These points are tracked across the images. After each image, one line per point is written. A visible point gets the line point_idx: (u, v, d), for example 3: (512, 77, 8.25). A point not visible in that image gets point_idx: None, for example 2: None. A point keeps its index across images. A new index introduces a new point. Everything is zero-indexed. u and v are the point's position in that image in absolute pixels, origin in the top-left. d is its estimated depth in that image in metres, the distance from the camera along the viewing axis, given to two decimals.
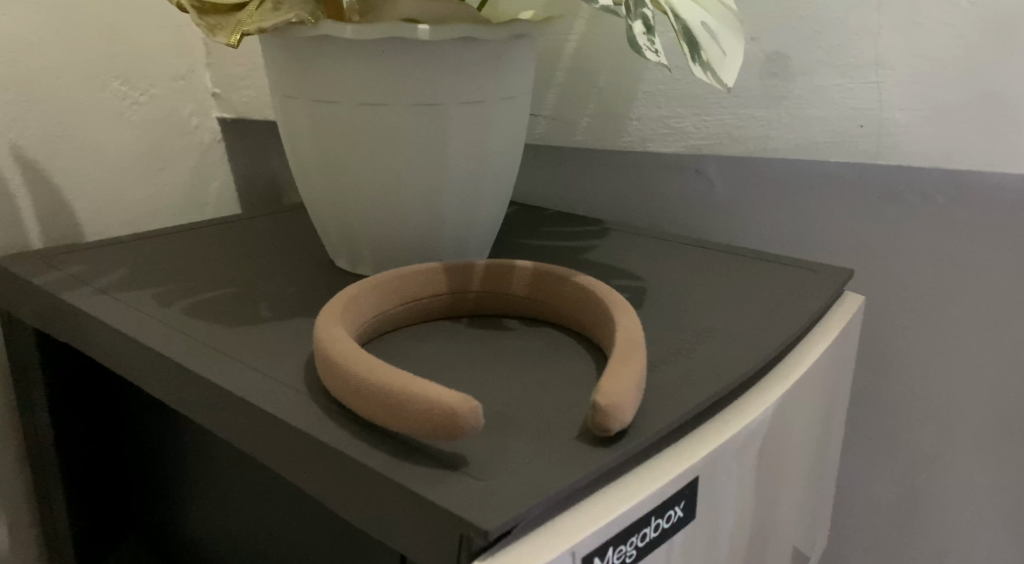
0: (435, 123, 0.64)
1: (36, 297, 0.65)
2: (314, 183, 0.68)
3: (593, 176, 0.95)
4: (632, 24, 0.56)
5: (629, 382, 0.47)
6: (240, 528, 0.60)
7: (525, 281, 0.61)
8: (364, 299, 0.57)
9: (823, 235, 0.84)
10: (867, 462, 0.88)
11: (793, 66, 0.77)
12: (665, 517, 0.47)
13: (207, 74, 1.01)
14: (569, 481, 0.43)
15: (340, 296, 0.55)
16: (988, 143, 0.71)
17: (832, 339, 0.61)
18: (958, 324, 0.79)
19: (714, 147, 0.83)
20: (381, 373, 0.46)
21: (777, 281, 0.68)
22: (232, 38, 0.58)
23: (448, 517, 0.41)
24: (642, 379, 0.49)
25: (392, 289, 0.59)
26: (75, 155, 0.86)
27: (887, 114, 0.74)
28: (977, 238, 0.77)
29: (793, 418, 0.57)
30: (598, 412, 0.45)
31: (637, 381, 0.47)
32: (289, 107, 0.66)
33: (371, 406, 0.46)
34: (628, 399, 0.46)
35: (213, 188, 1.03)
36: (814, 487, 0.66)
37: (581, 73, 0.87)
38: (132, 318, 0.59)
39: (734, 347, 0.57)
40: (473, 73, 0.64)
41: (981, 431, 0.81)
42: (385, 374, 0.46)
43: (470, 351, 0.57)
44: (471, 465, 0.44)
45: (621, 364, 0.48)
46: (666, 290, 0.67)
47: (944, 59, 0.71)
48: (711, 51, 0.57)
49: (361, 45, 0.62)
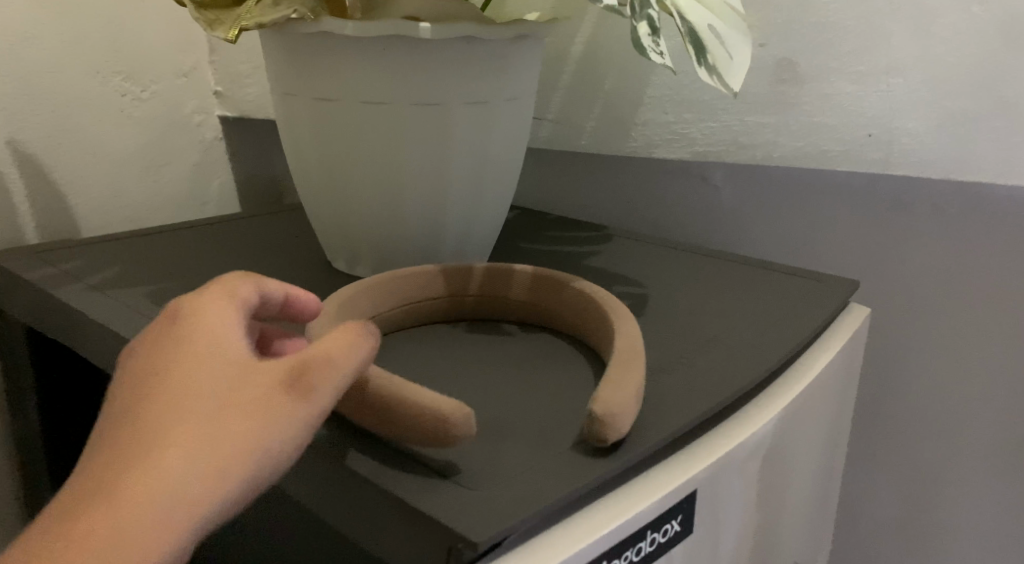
0: (437, 123, 0.63)
1: (28, 293, 0.65)
2: (313, 182, 0.67)
3: (597, 182, 0.94)
4: (637, 25, 0.54)
5: (627, 391, 0.45)
6: (229, 531, 0.59)
7: (524, 285, 0.60)
8: (359, 300, 0.56)
9: (830, 246, 0.82)
10: (871, 476, 0.86)
11: (803, 72, 0.76)
12: (661, 531, 0.45)
13: (211, 72, 1.00)
14: (565, 492, 0.42)
15: (335, 297, 0.54)
16: (999, 154, 0.70)
17: (837, 352, 0.60)
18: (966, 338, 0.78)
19: (720, 154, 0.82)
20: (367, 373, 0.44)
21: (781, 290, 0.67)
22: (231, 33, 0.56)
23: (437, 526, 0.40)
24: (641, 388, 0.47)
25: (388, 290, 0.58)
26: (75, 150, 0.85)
27: (897, 123, 0.73)
28: (987, 252, 0.75)
29: (796, 433, 0.56)
30: (594, 421, 0.44)
31: (636, 392, 0.46)
32: (289, 105, 0.65)
33: (362, 411, 0.45)
34: (626, 409, 0.45)
35: (214, 187, 1.02)
36: (818, 499, 0.64)
37: (586, 76, 0.86)
38: (123, 316, 0.58)
39: (737, 357, 0.55)
40: (475, 72, 0.63)
41: (988, 449, 0.79)
42: (372, 375, 0.44)
43: (466, 356, 0.56)
44: (462, 474, 0.43)
45: (620, 373, 0.47)
46: (668, 298, 0.66)
47: (956, 67, 0.69)
48: (718, 55, 0.56)
49: (362, 42, 0.60)
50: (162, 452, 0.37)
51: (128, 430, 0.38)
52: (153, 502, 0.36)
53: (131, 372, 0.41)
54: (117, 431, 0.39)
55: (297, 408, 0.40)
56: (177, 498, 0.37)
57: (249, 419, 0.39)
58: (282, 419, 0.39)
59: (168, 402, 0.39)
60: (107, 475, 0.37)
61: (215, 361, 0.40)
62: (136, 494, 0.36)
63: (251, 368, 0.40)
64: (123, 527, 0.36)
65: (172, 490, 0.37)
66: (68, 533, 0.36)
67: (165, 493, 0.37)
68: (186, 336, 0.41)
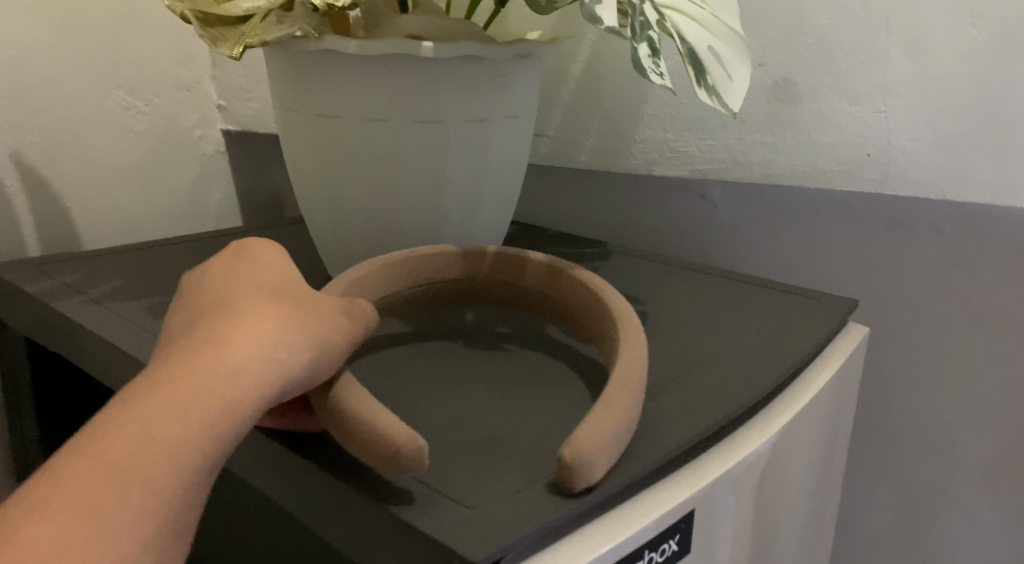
0: (437, 140, 0.64)
1: (28, 306, 0.65)
2: (313, 199, 0.68)
3: (597, 198, 0.94)
4: (637, 46, 0.55)
5: (603, 438, 0.43)
6: (226, 546, 0.59)
7: (529, 273, 0.62)
8: (371, 278, 0.58)
9: (827, 264, 0.83)
10: (869, 495, 0.86)
11: (801, 92, 0.76)
12: (659, 550, 0.45)
13: (213, 86, 1.00)
14: (565, 509, 0.42)
15: (347, 273, 0.56)
16: (996, 173, 0.70)
17: (835, 371, 0.60)
18: (963, 357, 0.78)
19: (719, 172, 0.83)
20: (365, 408, 0.44)
21: (779, 308, 0.67)
22: (236, 50, 0.57)
23: (437, 545, 0.40)
24: (628, 420, 0.46)
25: (400, 272, 0.60)
26: (76, 162, 0.86)
27: (894, 143, 0.74)
28: (985, 271, 0.75)
29: (793, 452, 0.56)
30: (564, 467, 0.42)
31: (613, 437, 0.44)
32: (291, 121, 0.66)
33: (346, 439, 0.44)
34: (595, 461, 0.43)
35: (215, 200, 1.03)
36: (815, 519, 0.64)
37: (586, 93, 0.87)
38: (122, 328, 0.59)
39: (734, 376, 0.56)
40: (477, 90, 0.63)
41: (986, 467, 0.79)
42: (370, 412, 0.44)
43: (465, 371, 0.57)
44: (460, 492, 0.43)
45: (603, 409, 0.45)
46: (667, 315, 0.66)
47: (954, 87, 0.70)
48: (716, 74, 0.56)
49: (365, 60, 0.61)
50: (243, 328, 0.45)
51: (217, 310, 0.47)
52: (234, 365, 0.43)
53: (203, 292, 0.49)
54: (207, 314, 0.47)
55: (347, 321, 0.49)
56: (271, 346, 0.45)
57: (315, 314, 0.48)
58: (337, 321, 0.48)
59: (249, 296, 0.48)
60: (186, 353, 0.44)
61: (281, 287, 0.49)
62: (208, 369, 0.43)
63: (311, 292, 0.50)
64: (236, 361, 0.43)
65: (239, 367, 0.43)
66: (182, 372, 0.42)
67: (234, 367, 0.43)
68: (240, 275, 0.50)
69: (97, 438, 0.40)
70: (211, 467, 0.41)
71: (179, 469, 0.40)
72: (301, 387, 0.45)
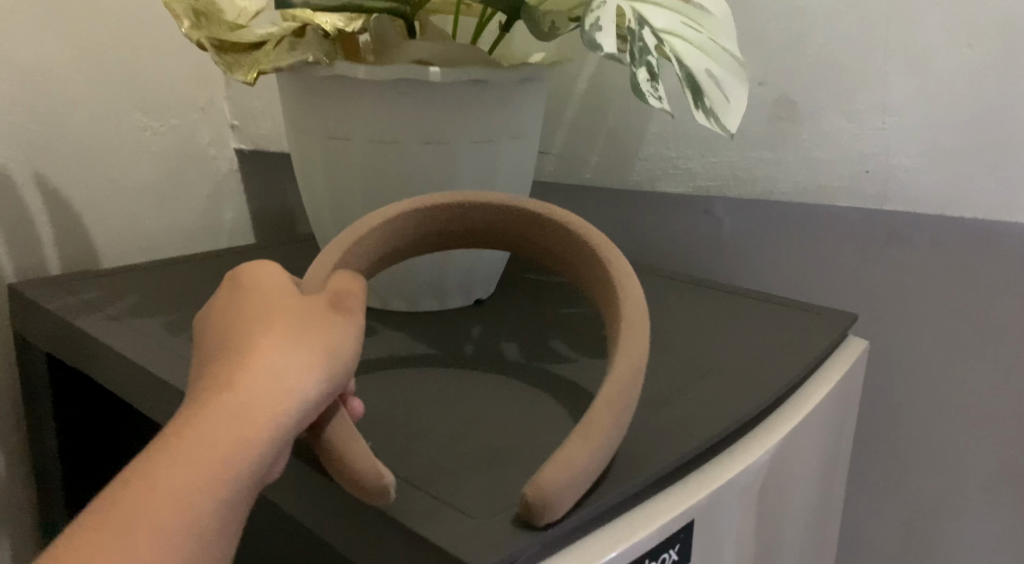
0: (445, 159, 0.65)
1: (49, 321, 0.67)
2: (324, 217, 0.70)
3: (602, 214, 0.96)
4: (636, 71, 0.56)
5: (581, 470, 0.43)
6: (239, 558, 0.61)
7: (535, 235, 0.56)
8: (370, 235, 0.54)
9: (830, 278, 0.84)
10: (874, 506, 0.87)
11: (801, 110, 0.78)
12: (660, 560, 0.47)
13: (227, 106, 1.03)
14: (568, 519, 0.43)
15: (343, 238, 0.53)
16: (994, 188, 0.71)
17: (834, 385, 0.61)
18: (964, 369, 0.79)
19: (721, 188, 0.84)
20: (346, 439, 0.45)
21: (781, 322, 0.68)
22: (250, 75, 0.61)
23: (444, 553, 0.41)
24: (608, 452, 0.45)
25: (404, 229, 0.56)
26: (95, 182, 0.88)
27: (894, 159, 0.75)
28: (985, 285, 0.76)
29: (793, 464, 0.57)
30: (527, 503, 0.42)
31: (589, 470, 0.44)
32: (302, 142, 0.68)
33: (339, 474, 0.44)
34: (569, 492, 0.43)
35: (228, 216, 1.05)
36: (817, 530, 0.65)
37: (591, 112, 0.88)
38: (140, 344, 0.61)
39: (734, 389, 0.57)
40: (484, 113, 0.65)
41: (988, 477, 0.80)
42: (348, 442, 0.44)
43: (471, 384, 0.58)
44: (466, 502, 0.45)
45: (580, 443, 0.44)
46: (669, 329, 0.67)
47: (951, 105, 0.71)
48: (715, 98, 0.58)
49: (374, 84, 0.63)
50: (247, 363, 0.44)
51: (220, 343, 0.46)
52: (242, 406, 0.43)
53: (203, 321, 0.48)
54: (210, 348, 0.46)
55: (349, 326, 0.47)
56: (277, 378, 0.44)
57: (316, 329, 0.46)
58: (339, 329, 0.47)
59: (249, 321, 0.46)
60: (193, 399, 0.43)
61: (278, 298, 0.48)
62: (219, 418, 0.42)
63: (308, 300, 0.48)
64: (244, 401, 0.43)
65: (247, 409, 0.43)
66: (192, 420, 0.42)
67: (249, 406, 0.43)
68: (234, 295, 0.48)
69: (116, 502, 0.40)
70: (235, 513, 0.42)
71: (203, 523, 0.40)
72: (320, 408, 0.45)
